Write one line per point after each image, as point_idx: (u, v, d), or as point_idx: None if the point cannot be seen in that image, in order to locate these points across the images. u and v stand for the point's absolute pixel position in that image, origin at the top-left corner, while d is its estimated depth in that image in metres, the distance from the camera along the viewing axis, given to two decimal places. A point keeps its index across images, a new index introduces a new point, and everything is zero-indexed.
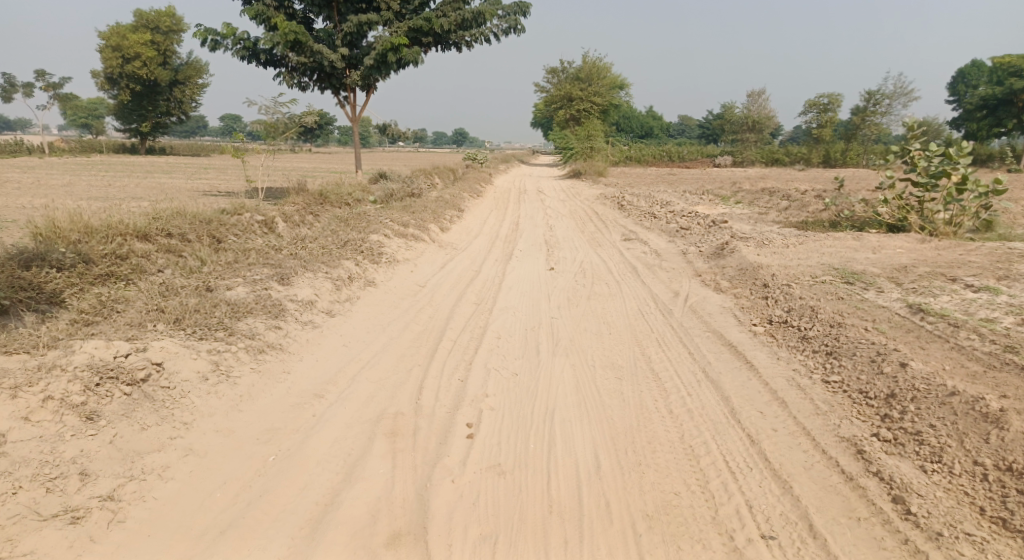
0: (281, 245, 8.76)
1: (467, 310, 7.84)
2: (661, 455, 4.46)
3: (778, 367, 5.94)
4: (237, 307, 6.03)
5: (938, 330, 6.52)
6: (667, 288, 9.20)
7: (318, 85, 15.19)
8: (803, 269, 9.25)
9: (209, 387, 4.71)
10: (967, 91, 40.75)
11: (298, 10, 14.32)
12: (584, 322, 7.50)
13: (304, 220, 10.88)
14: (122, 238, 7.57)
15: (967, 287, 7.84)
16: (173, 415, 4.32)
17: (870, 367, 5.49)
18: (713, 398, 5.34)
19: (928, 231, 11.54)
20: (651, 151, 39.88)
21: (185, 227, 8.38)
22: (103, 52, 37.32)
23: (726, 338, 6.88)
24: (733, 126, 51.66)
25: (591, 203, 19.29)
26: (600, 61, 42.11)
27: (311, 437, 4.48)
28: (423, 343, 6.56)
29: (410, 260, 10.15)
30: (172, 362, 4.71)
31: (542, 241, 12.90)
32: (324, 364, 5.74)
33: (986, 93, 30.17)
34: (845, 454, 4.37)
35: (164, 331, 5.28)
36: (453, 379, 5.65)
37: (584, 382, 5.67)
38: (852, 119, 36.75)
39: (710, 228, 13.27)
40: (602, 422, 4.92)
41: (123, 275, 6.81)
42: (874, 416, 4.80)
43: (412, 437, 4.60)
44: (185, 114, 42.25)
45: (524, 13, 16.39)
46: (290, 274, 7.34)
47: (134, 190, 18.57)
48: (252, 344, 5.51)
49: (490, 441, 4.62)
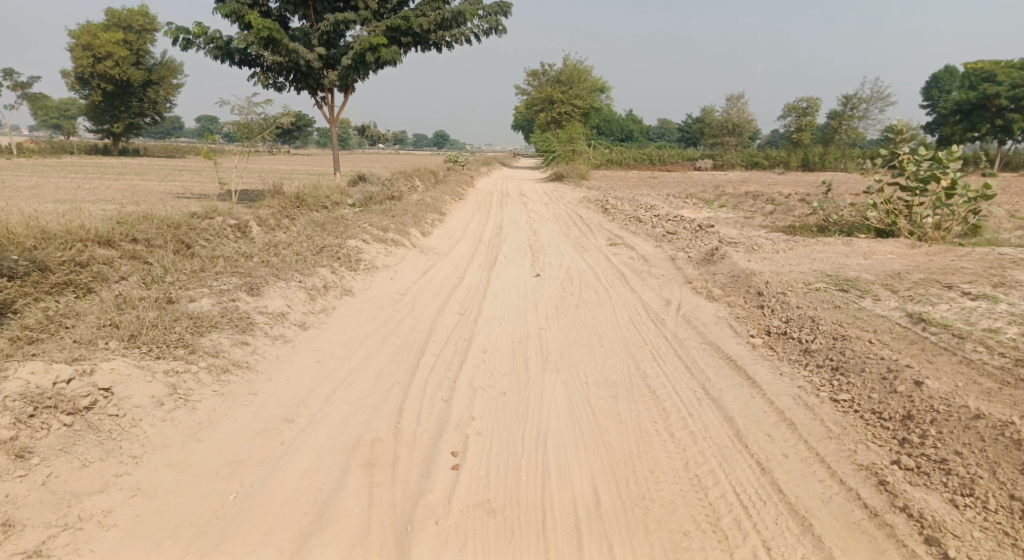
0: (253, 251, 8.24)
1: (450, 321, 7.40)
2: (666, 487, 4.09)
3: (783, 384, 5.58)
4: (201, 321, 5.54)
5: (943, 341, 6.23)
6: (657, 296, 8.84)
7: (295, 86, 14.67)
8: (796, 276, 8.94)
9: (165, 414, 4.24)
10: (941, 96, 41.42)
11: (273, 9, 13.83)
12: (574, 333, 7.10)
13: (279, 224, 10.38)
14: (82, 244, 7.04)
15: (964, 294, 7.57)
16: (119, 448, 3.84)
17: (882, 386, 5.14)
18: (716, 420, 4.97)
19: (917, 236, 11.33)
20: (633, 154, 39.77)
21: (151, 232, 7.83)
22: (73, 50, 36.25)
23: (725, 351, 6.53)
24: (712, 130, 51.80)
25: (575, 207, 18.96)
26: (581, 64, 41.98)
27: (277, 470, 4.03)
28: (404, 358, 6.11)
29: (390, 267, 9.69)
30: (123, 387, 4.23)
31: (526, 247, 12.49)
32: (296, 384, 5.26)
33: (960, 98, 30.41)
34: (866, 485, 4.04)
35: (117, 349, 4.78)
36: (436, 399, 5.21)
37: (578, 401, 5.27)
38: (830, 123, 36.87)
39: (697, 232, 12.96)
40: (599, 448, 4.53)
41: (84, 283, 6.32)
42: (891, 440, 4.47)
43: (391, 469, 4.16)
44: (159, 114, 41.27)
45: (506, 14, 16.01)
46: (260, 284, 6.84)
47: (104, 192, 17.87)
48: (215, 363, 5.02)
49: (477, 472, 4.20)
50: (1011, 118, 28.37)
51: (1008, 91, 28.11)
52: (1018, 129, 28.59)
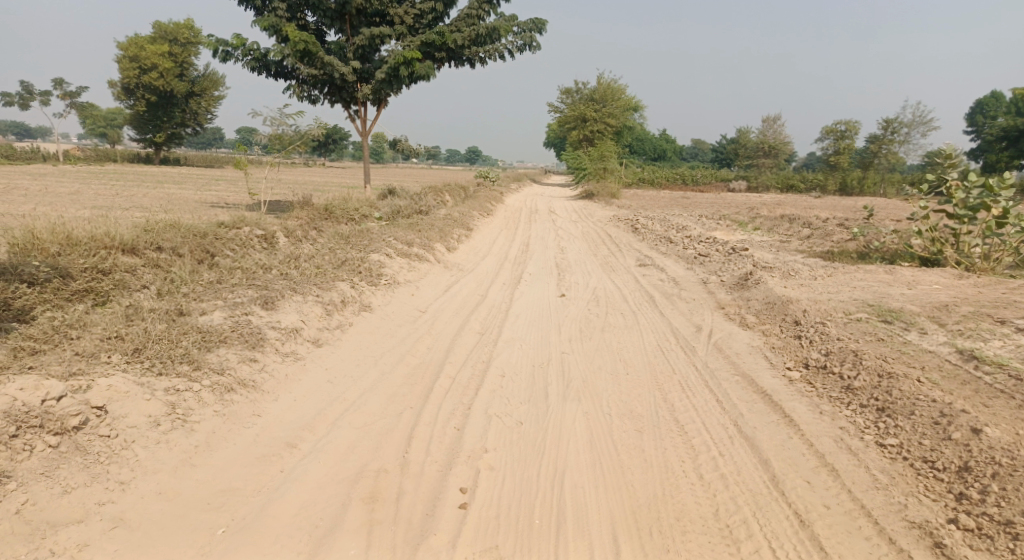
0: (273, 263, 8.05)
1: (469, 342, 7.11)
2: (694, 538, 3.75)
3: (823, 424, 5.16)
4: (210, 335, 5.34)
5: (998, 382, 5.73)
6: (688, 321, 8.43)
7: (329, 99, 14.67)
8: (835, 305, 8.47)
9: (160, 436, 4.06)
10: (986, 122, 40.37)
11: (310, 22, 13.86)
12: (599, 359, 6.74)
13: (306, 236, 10.25)
14: (106, 251, 6.93)
15: (1019, 330, 7.02)
16: (106, 473, 3.68)
17: (934, 431, 4.68)
18: (750, 461, 4.58)
19: (965, 266, 10.72)
20: (665, 174, 39.32)
21: (176, 240, 7.71)
22: (121, 62, 37.22)
23: (759, 385, 6.10)
24: (748, 151, 51.15)
25: (604, 225, 18.62)
26: (615, 83, 41.78)
27: (272, 503, 3.79)
28: (418, 381, 5.82)
29: (412, 282, 9.46)
30: (118, 405, 4.07)
31: (552, 265, 12.18)
32: (303, 405, 5.01)
33: (1006, 125, 29.46)
34: (919, 547, 3.66)
35: (118, 364, 4.60)
36: (448, 427, 4.91)
37: (600, 435, 4.92)
38: (869, 147, 36.03)
39: (730, 255, 12.52)
40: (620, 489, 4.18)
41: (104, 291, 6.18)
42: (947, 495, 4.05)
43: (394, 504, 3.88)
44: (200, 125, 42.15)
45: (540, 30, 15.85)
46: (276, 297, 6.64)
47: (140, 200, 18.07)
48: (219, 382, 4.78)
49: (487, 513, 3.90)
50: None
51: None
52: None
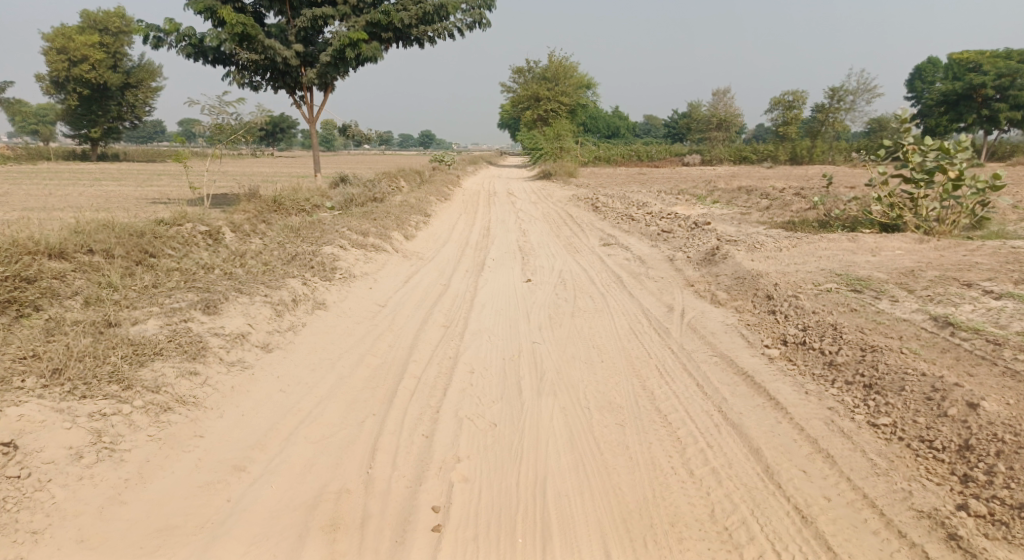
0: (217, 263, 7.41)
1: (433, 336, 6.67)
2: (692, 546, 3.43)
3: (811, 406, 4.90)
4: (142, 347, 4.77)
5: (978, 348, 5.56)
6: (658, 301, 8.13)
7: (272, 84, 13.86)
8: (803, 276, 8.27)
9: (82, 471, 3.58)
10: (925, 88, 41.43)
11: (247, 5, 13.00)
12: (571, 347, 6.38)
13: (254, 230, 9.58)
14: (30, 257, 6.18)
15: (987, 293, 6.92)
16: (15, 523, 3.22)
17: (928, 408, 4.46)
18: (740, 452, 4.29)
19: (923, 231, 10.67)
20: (620, 150, 39.17)
21: (110, 241, 6.99)
22: (48, 54, 35.09)
23: (739, 365, 5.83)
24: (699, 125, 51.44)
25: (564, 205, 18.24)
26: (567, 60, 41.37)
27: (216, 540, 3.35)
28: (380, 384, 5.36)
29: (370, 275, 8.92)
30: (31, 438, 3.59)
31: (514, 249, 11.76)
32: (252, 421, 4.52)
33: (945, 89, 30.14)
34: (933, 540, 3.41)
35: (34, 387, 4.03)
36: (416, 435, 4.49)
37: (580, 433, 4.57)
38: (817, 116, 36.53)
39: (693, 230, 12.29)
40: (607, 494, 3.84)
41: (29, 301, 5.48)
42: (950, 478, 3.84)
43: (358, 531, 3.47)
44: (138, 118, 40.17)
45: (489, 7, 15.28)
46: (218, 300, 6.06)
47: (76, 199, 16.88)
48: (154, 401, 4.26)
49: (463, 534, 3.51)
50: (998, 108, 28.23)
51: (994, 81, 28.00)
52: (1004, 118, 28.46)
